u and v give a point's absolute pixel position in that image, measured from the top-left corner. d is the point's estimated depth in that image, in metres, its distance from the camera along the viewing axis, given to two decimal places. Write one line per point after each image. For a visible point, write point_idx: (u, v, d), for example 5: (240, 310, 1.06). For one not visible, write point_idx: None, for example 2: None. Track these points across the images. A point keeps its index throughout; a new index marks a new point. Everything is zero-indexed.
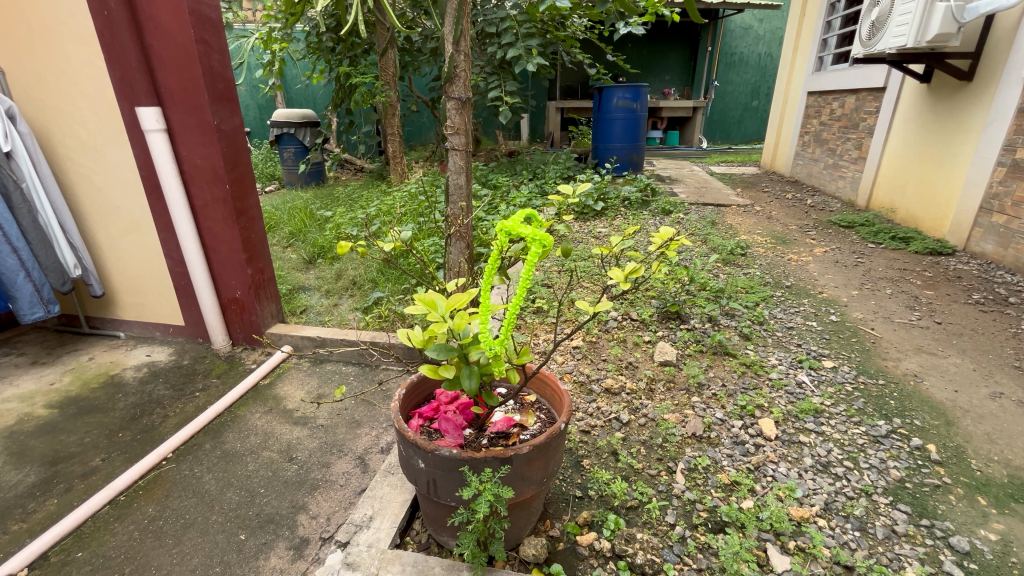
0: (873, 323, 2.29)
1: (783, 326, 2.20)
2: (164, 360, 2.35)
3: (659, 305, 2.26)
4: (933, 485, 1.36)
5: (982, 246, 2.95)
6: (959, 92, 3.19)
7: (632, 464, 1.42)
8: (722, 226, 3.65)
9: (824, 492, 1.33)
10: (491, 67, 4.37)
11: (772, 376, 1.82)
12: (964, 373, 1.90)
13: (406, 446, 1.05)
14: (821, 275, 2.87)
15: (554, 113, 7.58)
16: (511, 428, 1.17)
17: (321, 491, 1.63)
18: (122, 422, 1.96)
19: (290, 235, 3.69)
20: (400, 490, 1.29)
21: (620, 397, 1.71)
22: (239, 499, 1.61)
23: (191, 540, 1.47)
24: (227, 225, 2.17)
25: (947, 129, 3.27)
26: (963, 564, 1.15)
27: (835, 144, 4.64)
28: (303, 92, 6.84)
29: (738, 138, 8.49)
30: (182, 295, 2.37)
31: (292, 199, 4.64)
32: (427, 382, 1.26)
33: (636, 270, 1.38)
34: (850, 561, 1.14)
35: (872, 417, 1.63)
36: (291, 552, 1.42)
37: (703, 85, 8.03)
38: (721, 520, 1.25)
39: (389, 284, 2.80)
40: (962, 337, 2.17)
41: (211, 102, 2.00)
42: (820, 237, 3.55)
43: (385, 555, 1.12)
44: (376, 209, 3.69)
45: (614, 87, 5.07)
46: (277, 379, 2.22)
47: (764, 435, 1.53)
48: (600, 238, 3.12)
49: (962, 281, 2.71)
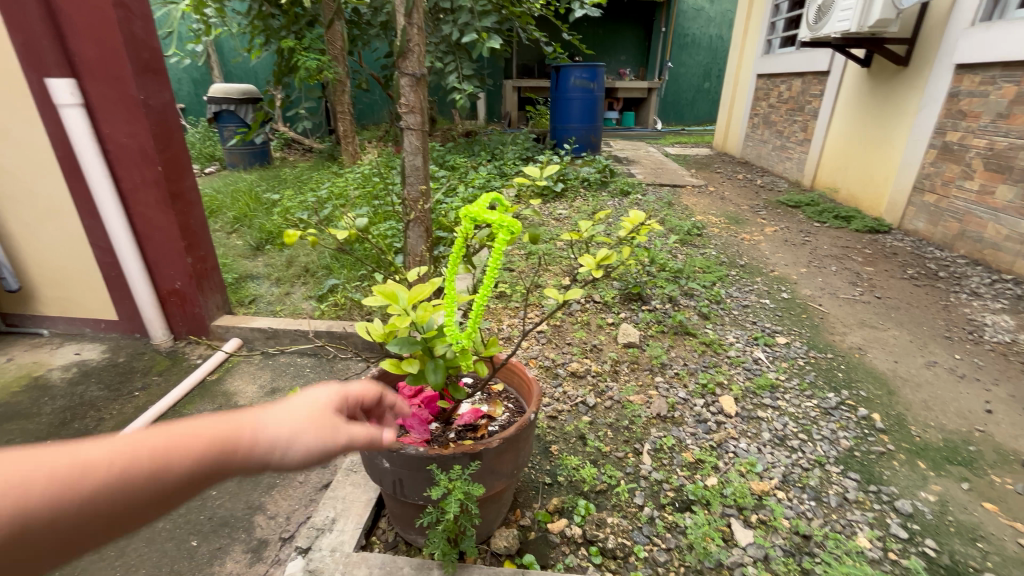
0: (820, 299, 2.40)
1: (739, 305, 2.27)
2: (96, 358, 2.15)
3: (621, 287, 2.28)
4: (878, 453, 1.44)
5: (914, 224, 3.15)
6: (895, 77, 3.34)
7: (599, 448, 1.42)
8: (678, 206, 3.72)
9: (782, 464, 1.38)
10: (446, 46, 4.22)
11: (730, 354, 1.87)
12: (902, 344, 2.02)
13: (370, 445, 1.00)
14: (772, 253, 2.97)
15: (510, 92, 7.47)
16: (479, 420, 1.13)
17: (279, 490, 1.55)
18: (49, 428, 1.78)
19: (234, 220, 3.46)
20: (364, 489, 1.23)
21: (586, 379, 1.71)
22: (189, 504, 1.50)
23: (136, 550, 1.37)
24: (161, 210, 1.99)
25: (884, 112, 3.43)
26: (906, 525, 1.22)
27: (783, 126, 4.80)
28: (243, 67, 6.40)
29: (691, 120, 8.64)
30: (115, 288, 2.18)
31: (235, 181, 4.36)
32: (388, 376, 1.19)
33: (608, 256, 1.34)
34: (808, 531, 1.18)
35: (823, 390, 1.71)
36: (248, 555, 1.34)
37: (658, 66, 8.11)
38: (687, 499, 1.27)
39: (344, 271, 2.68)
40: (900, 310, 2.31)
41: (136, 75, 1.80)
42: (771, 217, 3.68)
43: (350, 559, 1.06)
44: (328, 192, 3.50)
45: (571, 66, 5.01)
46: (226, 375, 2.09)
47: (725, 412, 1.57)
48: (562, 220, 3.11)
49: (897, 257, 2.89)
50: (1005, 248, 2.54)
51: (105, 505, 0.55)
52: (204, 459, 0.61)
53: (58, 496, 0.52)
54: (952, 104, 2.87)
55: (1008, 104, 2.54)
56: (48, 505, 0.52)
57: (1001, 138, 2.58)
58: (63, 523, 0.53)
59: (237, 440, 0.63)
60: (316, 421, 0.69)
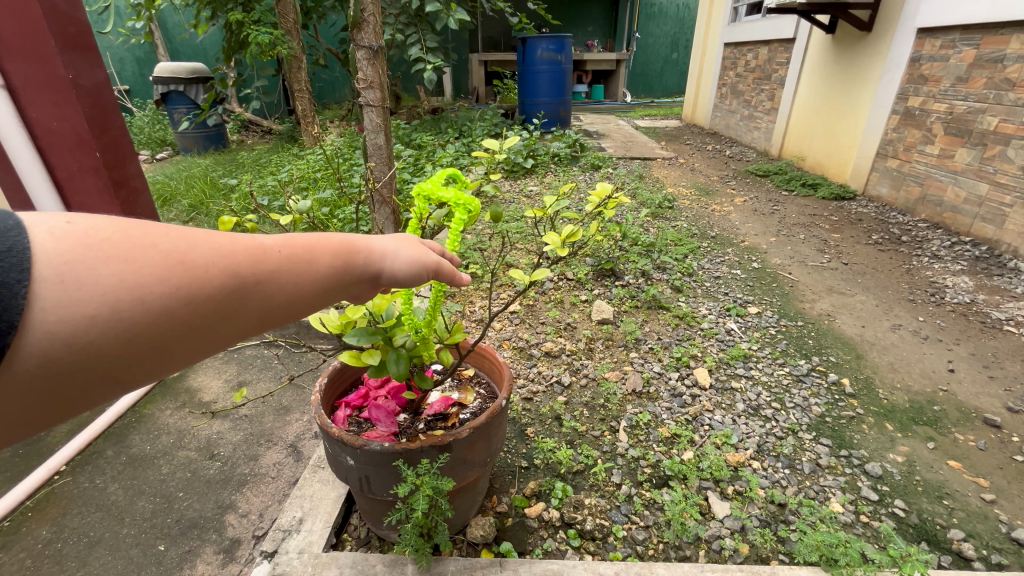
0: (790, 268, 2.42)
1: (711, 276, 2.27)
2: None
3: (594, 263, 2.24)
4: (848, 417, 1.47)
5: (878, 190, 3.20)
6: (858, 43, 3.34)
7: (576, 428, 1.40)
8: (649, 179, 3.70)
9: (756, 434, 1.39)
10: (406, 17, 4.00)
11: (704, 326, 1.87)
12: (869, 309, 2.06)
13: (332, 443, 0.94)
14: (743, 223, 2.99)
15: (477, 67, 7.25)
16: (450, 409, 1.08)
17: (249, 487, 1.48)
18: None
19: (189, 208, 3.28)
20: (333, 486, 1.18)
21: (561, 358, 1.68)
22: (154, 508, 1.43)
23: (98, 560, 1.29)
24: (103, 199, 1.85)
25: (848, 78, 3.44)
26: (877, 487, 1.24)
27: (750, 95, 4.80)
28: (190, 44, 6.00)
29: (660, 92, 8.58)
30: None
31: (188, 167, 4.12)
32: (352, 367, 1.13)
33: (574, 234, 1.30)
34: (783, 499, 1.19)
35: (794, 357, 1.73)
36: (219, 557, 1.28)
37: (625, 37, 7.99)
38: (664, 475, 1.26)
39: None
40: (865, 275, 2.35)
41: (62, 51, 1.63)
42: (741, 187, 3.69)
43: (320, 560, 1.01)
44: (288, 174, 3.34)
45: (538, 37, 4.87)
46: (188, 371, 1.99)
47: (700, 384, 1.57)
48: (532, 197, 3.05)
49: (863, 224, 2.94)
50: (964, 211, 2.61)
51: (265, 296, 0.54)
52: (334, 265, 0.60)
53: (230, 276, 0.50)
54: (914, 69, 2.89)
55: (967, 68, 2.57)
56: (226, 287, 0.50)
57: (960, 102, 2.61)
58: (228, 309, 0.51)
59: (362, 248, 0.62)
60: (409, 245, 0.70)
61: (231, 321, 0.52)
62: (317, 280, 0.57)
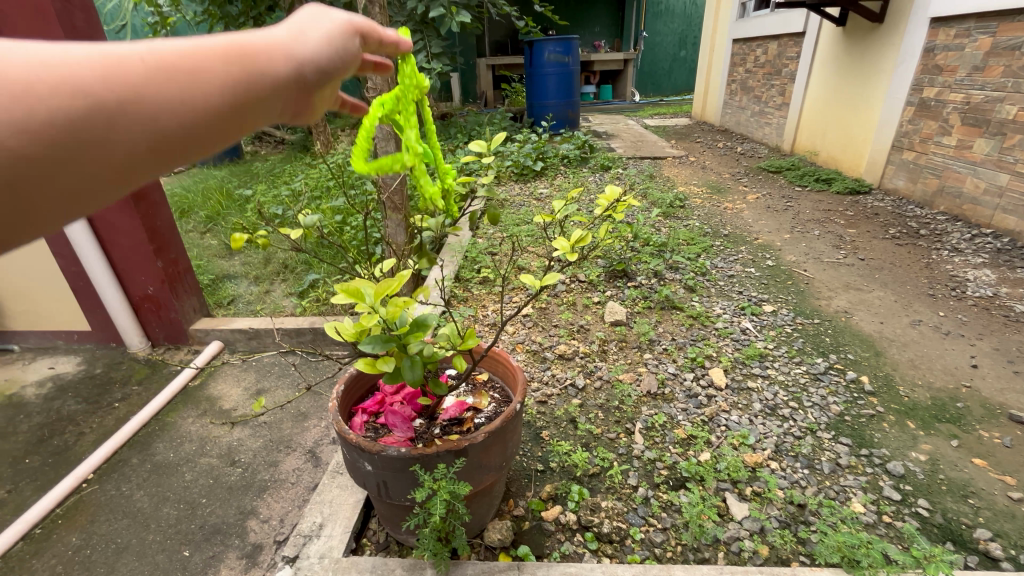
0: (805, 264, 2.39)
1: (724, 275, 2.25)
2: (71, 371, 2.08)
3: (606, 265, 2.24)
4: (868, 416, 1.44)
5: (894, 183, 3.15)
6: (870, 35, 3.29)
7: (591, 430, 1.40)
8: (660, 179, 3.68)
9: (774, 434, 1.38)
10: (414, 24, 4.01)
11: (718, 326, 1.86)
12: (887, 305, 2.03)
13: (350, 449, 0.96)
14: (756, 221, 2.96)
15: (485, 71, 7.30)
16: (465, 413, 1.09)
17: (270, 492, 1.51)
18: (27, 447, 1.73)
19: (207, 219, 3.35)
20: (351, 491, 1.19)
21: (574, 361, 1.68)
22: (178, 514, 1.46)
23: (126, 565, 1.33)
24: (124, 213, 1.90)
25: (860, 71, 3.39)
26: (899, 486, 1.22)
27: (761, 91, 4.75)
28: None
29: (669, 90, 8.53)
30: (84, 298, 2.10)
31: (204, 179, 4.21)
32: (368, 374, 1.15)
33: (584, 237, 1.30)
34: (803, 500, 1.17)
35: (811, 355, 1.71)
36: (243, 562, 1.31)
37: (633, 36, 7.96)
38: (681, 476, 1.25)
39: (323, 264, 2.60)
40: (883, 271, 2.31)
41: None
42: (753, 184, 3.66)
43: (340, 564, 1.02)
44: (302, 184, 3.40)
45: (544, 40, 4.88)
46: (209, 379, 2.03)
47: (715, 385, 1.56)
48: (542, 200, 3.06)
49: (879, 218, 2.89)
50: (984, 203, 2.55)
51: (150, 116, 0.46)
52: (229, 74, 0.51)
53: (95, 97, 0.44)
54: (928, 59, 2.84)
55: (984, 57, 2.52)
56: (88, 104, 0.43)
57: (977, 91, 2.56)
58: (97, 133, 0.44)
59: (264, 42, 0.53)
60: (325, 47, 0.60)
61: (121, 141, 0.46)
62: (213, 95, 0.50)
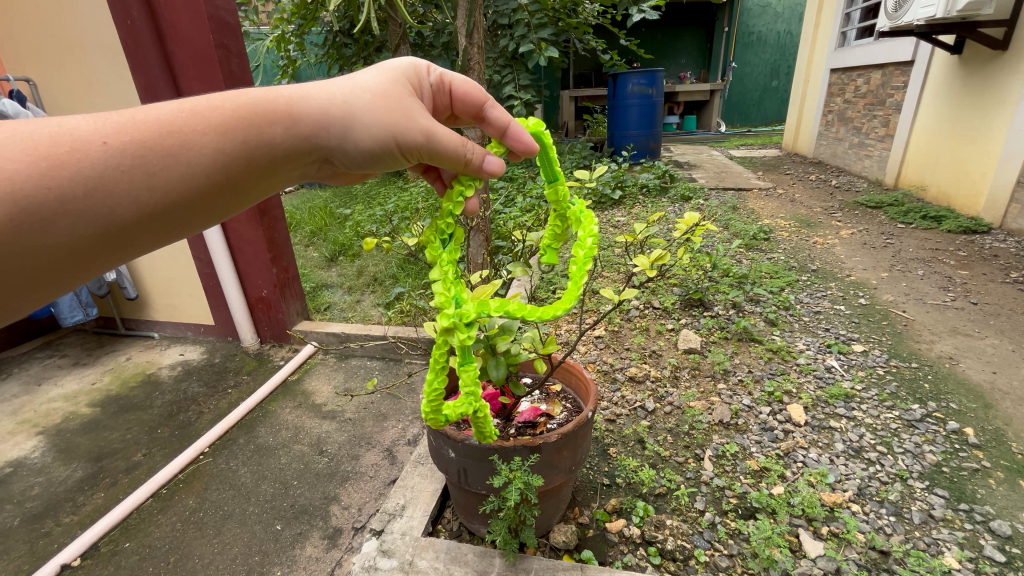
0: (904, 305, 2.23)
1: (810, 311, 2.17)
2: (196, 358, 2.44)
3: (682, 293, 2.23)
4: (971, 469, 1.33)
5: (1020, 223, 2.84)
6: (991, 63, 3.05)
7: (659, 452, 1.41)
8: (744, 211, 3.59)
9: (857, 477, 1.31)
10: (504, 60, 4.16)
11: (800, 362, 1.79)
12: (1002, 354, 1.84)
13: (436, 435, 1.07)
14: (849, 257, 2.80)
15: (568, 102, 7.54)
16: (538, 418, 1.18)
17: (351, 483, 1.67)
18: (160, 419, 2.05)
19: (311, 234, 3.76)
20: (430, 481, 1.31)
21: (645, 384, 1.70)
22: (274, 491, 1.66)
23: (231, 530, 1.53)
24: (252, 225, 2.23)
25: (979, 102, 3.14)
26: (1004, 548, 1.13)
27: (861, 122, 4.50)
28: None
29: (758, 120, 8.27)
30: (212, 296, 2.46)
31: (311, 199, 4.73)
32: (453, 374, 1.28)
33: (663, 257, 1.37)
34: (886, 547, 1.12)
35: (906, 401, 1.59)
36: (325, 542, 1.46)
37: (721, 67, 7.87)
38: (751, 506, 1.23)
39: (409, 279, 2.83)
40: (999, 317, 2.10)
41: None
42: (847, 219, 3.45)
43: (419, 543, 1.13)
44: (395, 205, 3.72)
45: (628, 72, 5.01)
46: (305, 375, 2.28)
47: (793, 421, 1.51)
48: (619, 227, 3.11)
49: (998, 260, 2.61)
50: None
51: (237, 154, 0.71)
52: (291, 134, 0.74)
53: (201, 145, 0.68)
54: None
55: None
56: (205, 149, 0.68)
57: None
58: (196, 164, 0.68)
59: (285, 97, 0.73)
60: (374, 100, 0.77)
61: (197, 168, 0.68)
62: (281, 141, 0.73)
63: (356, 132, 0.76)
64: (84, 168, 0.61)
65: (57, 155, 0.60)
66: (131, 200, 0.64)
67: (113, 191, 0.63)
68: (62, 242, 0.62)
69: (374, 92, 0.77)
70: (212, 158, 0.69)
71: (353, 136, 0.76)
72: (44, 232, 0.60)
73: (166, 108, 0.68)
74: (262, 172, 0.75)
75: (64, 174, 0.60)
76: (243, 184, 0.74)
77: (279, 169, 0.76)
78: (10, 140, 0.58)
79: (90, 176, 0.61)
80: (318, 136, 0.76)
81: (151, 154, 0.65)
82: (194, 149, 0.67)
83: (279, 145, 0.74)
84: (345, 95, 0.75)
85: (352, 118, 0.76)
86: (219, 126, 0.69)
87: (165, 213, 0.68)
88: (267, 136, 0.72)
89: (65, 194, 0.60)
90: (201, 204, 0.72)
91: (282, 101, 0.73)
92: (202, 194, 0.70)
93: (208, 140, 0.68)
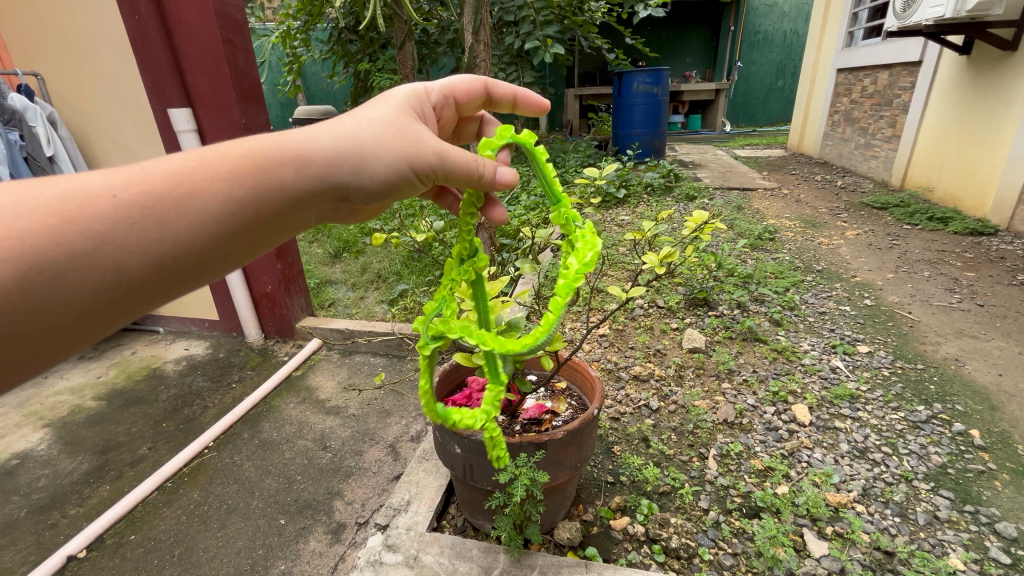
0: (910, 307, 2.23)
1: (815, 311, 2.16)
2: (201, 353, 2.46)
3: (686, 292, 2.23)
4: (976, 471, 1.33)
5: None
6: (1000, 64, 3.04)
7: (663, 451, 1.41)
8: (749, 210, 3.58)
9: (862, 477, 1.31)
10: (509, 58, 4.15)
11: (805, 362, 1.79)
12: (1008, 356, 1.84)
13: (443, 431, 1.07)
14: (854, 258, 2.79)
15: (572, 101, 7.53)
16: (544, 415, 1.18)
17: (354, 478, 1.68)
18: (165, 412, 2.07)
19: (316, 230, 3.77)
20: (435, 476, 1.31)
21: (649, 383, 1.70)
22: (278, 486, 1.67)
23: (235, 524, 1.54)
24: None
25: (987, 103, 3.12)
26: (1009, 549, 1.13)
27: (867, 122, 4.48)
28: (325, 91, 6.97)
29: (763, 120, 8.24)
30: (217, 291, 2.47)
31: None
32: (458, 370, 1.28)
33: (671, 255, 1.37)
34: (891, 547, 1.12)
35: (911, 402, 1.59)
36: (328, 536, 1.47)
37: (727, 66, 7.84)
38: (756, 506, 1.24)
39: (413, 276, 2.84)
40: (1006, 319, 2.09)
41: (238, 102, 1.97)
42: (853, 219, 3.44)
43: (424, 538, 1.14)
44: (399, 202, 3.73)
45: (634, 71, 4.99)
46: (309, 371, 2.29)
47: (798, 421, 1.51)
48: (624, 225, 3.11)
49: (1005, 262, 2.60)
50: None
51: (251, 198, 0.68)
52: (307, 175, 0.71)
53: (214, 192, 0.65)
54: None
55: None
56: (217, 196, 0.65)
57: None
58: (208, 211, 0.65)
59: (299, 139, 0.71)
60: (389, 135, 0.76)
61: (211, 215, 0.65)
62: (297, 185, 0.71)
63: (373, 168, 0.75)
64: (93, 223, 0.58)
65: (67, 211, 0.57)
66: (143, 253, 0.61)
67: (120, 243, 0.59)
68: (71, 299, 0.58)
69: (386, 124, 0.76)
70: (225, 204, 0.66)
71: (370, 171, 0.75)
72: (51, 290, 0.57)
73: (178, 159, 0.66)
74: (273, 218, 0.71)
75: (71, 230, 0.57)
76: (259, 229, 0.71)
77: (297, 211, 0.73)
78: (19, 201, 0.56)
79: (99, 231, 0.58)
80: (336, 176, 0.73)
81: (162, 204, 0.62)
82: (206, 197, 0.64)
83: (296, 187, 0.71)
84: (359, 132, 0.74)
85: (366, 155, 0.74)
86: (233, 172, 0.67)
87: (178, 264, 0.64)
88: (283, 180, 0.69)
89: (73, 250, 0.57)
90: (216, 252, 0.68)
91: (297, 144, 0.71)
92: (217, 242, 0.67)
93: (220, 188, 0.65)
